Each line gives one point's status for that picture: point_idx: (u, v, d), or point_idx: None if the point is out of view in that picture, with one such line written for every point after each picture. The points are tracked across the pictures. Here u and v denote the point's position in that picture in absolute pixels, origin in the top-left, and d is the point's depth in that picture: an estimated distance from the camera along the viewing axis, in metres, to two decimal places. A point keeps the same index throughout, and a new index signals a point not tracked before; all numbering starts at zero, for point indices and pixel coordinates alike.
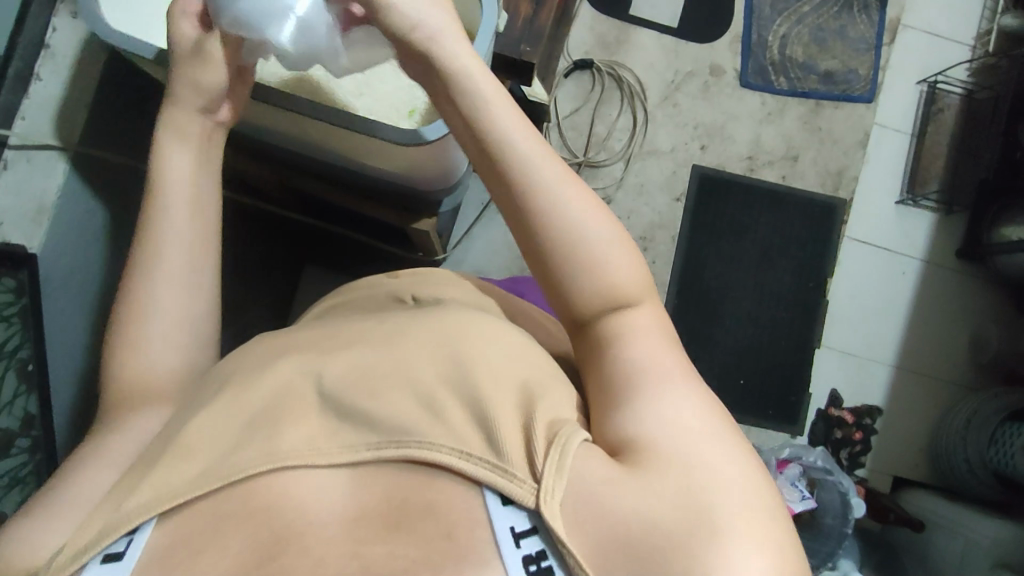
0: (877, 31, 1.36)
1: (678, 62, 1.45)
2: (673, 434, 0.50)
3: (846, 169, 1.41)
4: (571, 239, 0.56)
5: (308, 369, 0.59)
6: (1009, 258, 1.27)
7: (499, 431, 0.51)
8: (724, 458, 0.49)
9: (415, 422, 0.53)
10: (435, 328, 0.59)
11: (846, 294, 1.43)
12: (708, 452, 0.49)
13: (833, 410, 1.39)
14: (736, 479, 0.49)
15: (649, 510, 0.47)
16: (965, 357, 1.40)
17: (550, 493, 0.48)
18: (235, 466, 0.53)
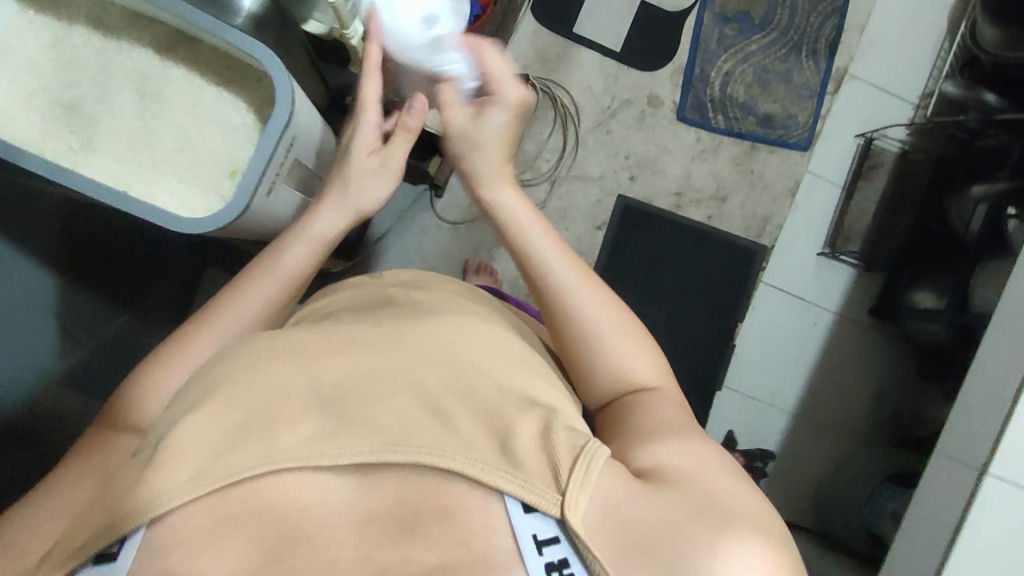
0: (821, 80, 1.35)
1: (616, 88, 1.32)
2: (688, 464, 0.47)
3: (771, 217, 1.36)
4: (583, 331, 0.59)
5: (296, 368, 0.49)
6: (916, 324, 1.28)
7: (517, 445, 0.45)
8: (728, 482, 0.47)
9: (416, 426, 0.46)
10: (433, 350, 0.51)
11: (757, 339, 1.37)
12: (699, 454, 0.48)
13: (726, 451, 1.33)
14: (738, 482, 0.47)
15: (716, 497, 0.45)
16: (866, 413, 1.38)
17: (572, 505, 0.43)
18: (228, 465, 0.43)
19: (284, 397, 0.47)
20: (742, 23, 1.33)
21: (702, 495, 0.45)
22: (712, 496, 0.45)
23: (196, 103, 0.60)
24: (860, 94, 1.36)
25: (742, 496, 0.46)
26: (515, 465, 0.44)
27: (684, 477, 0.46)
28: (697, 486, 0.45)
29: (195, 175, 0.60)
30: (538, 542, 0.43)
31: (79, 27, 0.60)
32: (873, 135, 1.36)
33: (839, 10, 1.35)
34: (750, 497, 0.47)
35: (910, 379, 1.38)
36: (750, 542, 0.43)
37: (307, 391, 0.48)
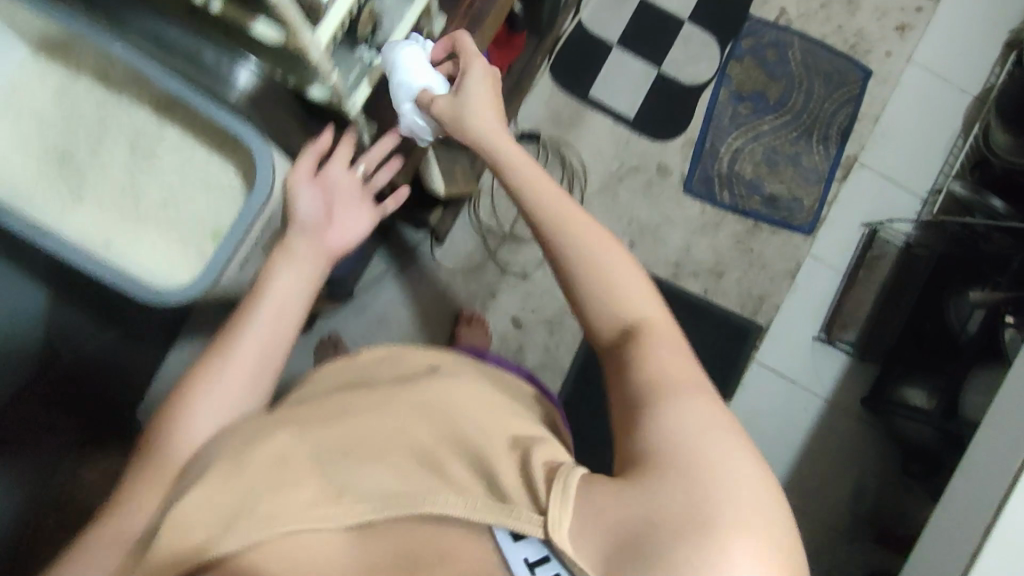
0: (830, 166, 1.35)
1: (626, 154, 1.33)
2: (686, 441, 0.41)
3: (768, 296, 1.35)
4: (594, 270, 0.52)
5: (302, 440, 0.52)
6: (905, 421, 1.26)
7: (500, 479, 0.44)
8: (744, 478, 0.40)
9: (408, 484, 0.46)
10: (420, 404, 0.52)
11: (745, 418, 1.35)
12: (706, 422, 0.42)
13: None
14: (745, 452, 0.41)
15: (720, 479, 0.39)
16: (849, 506, 1.35)
17: (555, 527, 0.40)
18: (238, 533, 0.45)
19: (287, 463, 0.50)
20: (756, 102, 1.34)
21: (695, 485, 0.39)
22: (712, 483, 0.39)
23: (187, 163, 0.64)
24: (869, 183, 1.36)
25: (752, 481, 0.40)
26: (502, 498, 0.42)
27: (674, 459, 0.40)
28: (692, 473, 0.40)
29: (176, 234, 0.64)
30: (528, 562, 0.40)
31: (85, 77, 0.63)
32: (879, 225, 1.35)
33: (854, 99, 1.36)
34: (758, 473, 0.41)
35: (895, 475, 1.36)
36: (755, 541, 0.38)
37: (307, 452, 0.51)
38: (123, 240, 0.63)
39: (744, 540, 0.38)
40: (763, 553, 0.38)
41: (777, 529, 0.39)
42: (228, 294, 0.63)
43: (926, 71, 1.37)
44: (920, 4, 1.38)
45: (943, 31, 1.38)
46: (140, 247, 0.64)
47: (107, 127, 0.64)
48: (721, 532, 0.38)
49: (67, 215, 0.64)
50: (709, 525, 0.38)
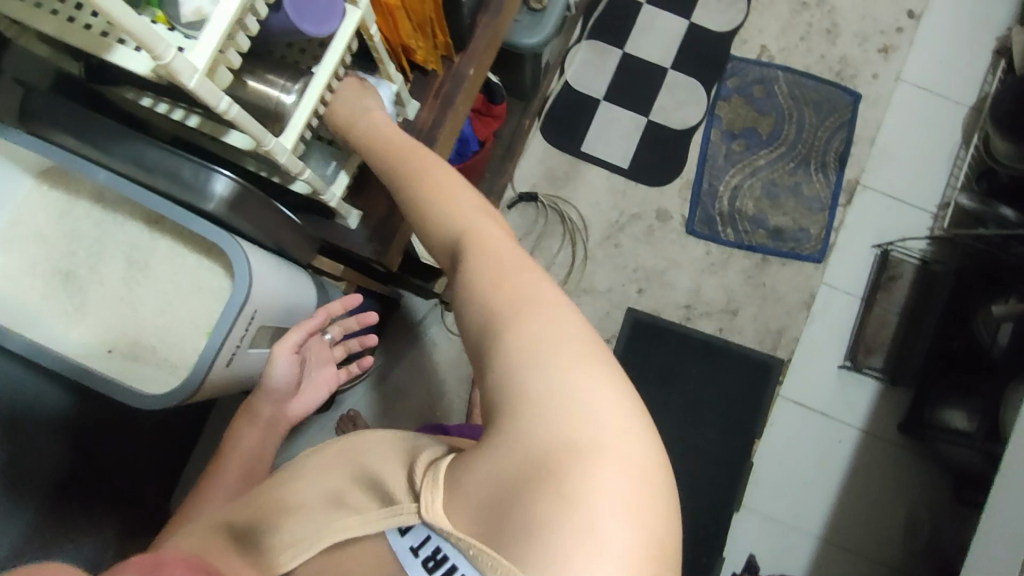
0: (832, 193, 1.34)
1: (624, 204, 1.34)
2: (531, 375, 0.42)
3: (786, 329, 1.33)
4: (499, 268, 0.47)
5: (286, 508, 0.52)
6: (948, 446, 1.22)
7: (386, 480, 0.47)
8: (600, 414, 0.42)
9: (320, 512, 0.49)
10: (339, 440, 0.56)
11: (776, 456, 1.33)
12: (552, 345, 0.43)
13: None
14: (602, 378, 0.42)
15: (575, 418, 0.41)
16: (900, 540, 1.30)
17: (427, 507, 0.43)
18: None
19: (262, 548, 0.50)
20: (749, 139, 1.35)
21: (544, 433, 0.41)
22: (565, 429, 0.41)
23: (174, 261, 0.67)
24: (874, 205, 1.34)
25: (607, 411, 0.42)
26: (391, 498, 0.46)
27: (529, 410, 0.42)
28: (541, 420, 0.41)
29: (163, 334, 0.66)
30: (413, 547, 0.44)
31: (83, 202, 0.68)
32: (890, 246, 1.33)
33: (847, 124, 1.35)
34: (618, 399, 0.42)
35: (946, 503, 1.30)
36: (611, 463, 0.40)
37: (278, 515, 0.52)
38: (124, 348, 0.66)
39: (600, 471, 0.40)
40: (623, 474, 0.40)
41: (636, 448, 0.41)
42: (228, 388, 0.66)
43: (917, 88, 1.36)
44: (902, 23, 1.38)
45: (929, 47, 1.37)
46: (139, 354, 0.66)
47: (100, 241, 0.68)
48: (574, 468, 0.40)
49: (69, 330, 0.66)
50: (562, 466, 0.40)
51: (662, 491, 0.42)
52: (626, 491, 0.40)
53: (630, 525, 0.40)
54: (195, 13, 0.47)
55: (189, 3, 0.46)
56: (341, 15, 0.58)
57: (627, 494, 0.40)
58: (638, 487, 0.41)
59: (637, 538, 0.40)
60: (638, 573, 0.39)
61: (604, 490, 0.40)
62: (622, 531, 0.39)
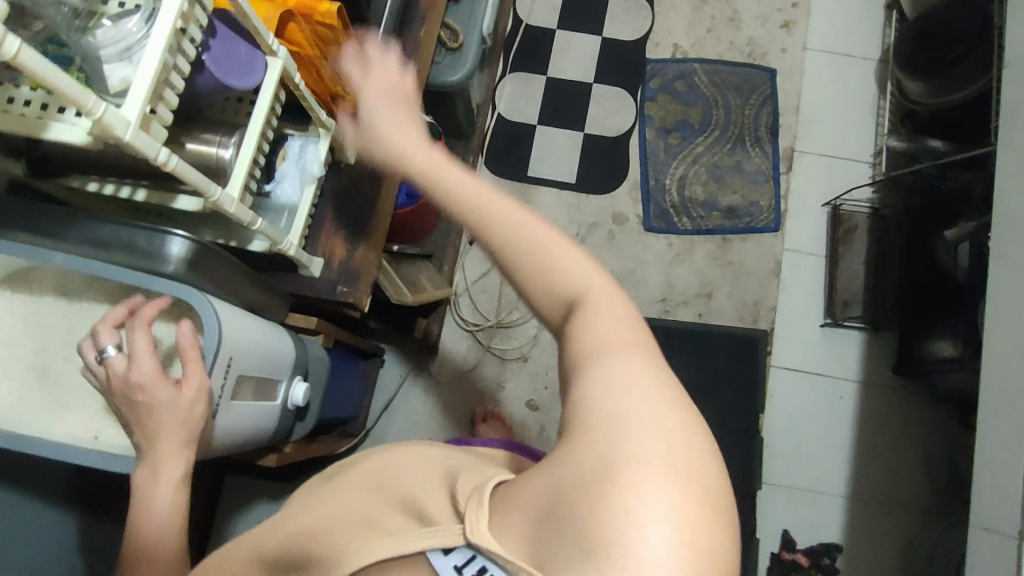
0: (773, 163, 1.39)
1: (581, 216, 1.38)
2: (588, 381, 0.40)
3: (762, 300, 1.36)
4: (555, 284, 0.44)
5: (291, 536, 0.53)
6: (942, 376, 1.23)
7: (427, 509, 0.46)
8: (658, 425, 0.38)
9: (345, 537, 0.48)
10: (369, 478, 0.55)
11: (783, 426, 1.34)
12: (614, 357, 0.40)
13: (786, 554, 1.27)
14: (659, 395, 0.39)
15: (627, 425, 0.38)
16: (923, 480, 1.30)
17: (473, 529, 0.40)
18: None
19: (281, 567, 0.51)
20: (683, 130, 1.41)
21: (598, 446, 0.38)
22: (618, 441, 0.37)
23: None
24: (815, 166, 1.40)
25: (664, 427, 0.38)
26: (433, 522, 0.44)
27: (581, 418, 0.39)
28: (596, 434, 0.38)
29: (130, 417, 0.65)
30: (457, 566, 0.41)
31: (50, 297, 0.69)
32: (838, 201, 1.38)
33: (770, 97, 1.42)
34: (673, 414, 0.38)
35: (957, 433, 1.31)
36: (663, 475, 0.36)
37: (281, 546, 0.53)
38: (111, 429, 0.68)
39: (650, 483, 0.36)
40: (678, 490, 0.35)
41: (693, 468, 0.37)
42: (223, 445, 0.66)
43: (825, 51, 1.44)
44: None
45: (827, 12, 1.45)
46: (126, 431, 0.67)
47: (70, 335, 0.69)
48: (624, 479, 0.36)
49: (51, 422, 0.67)
50: (613, 478, 0.36)
51: (721, 520, 0.36)
52: (680, 509, 0.35)
53: (684, 546, 0.34)
54: (123, 81, 0.50)
55: (114, 74, 0.50)
56: (261, 65, 0.62)
57: (681, 512, 0.35)
58: (696, 509, 0.35)
59: (693, 562, 0.34)
60: None
61: (653, 504, 0.35)
62: (678, 550, 0.34)
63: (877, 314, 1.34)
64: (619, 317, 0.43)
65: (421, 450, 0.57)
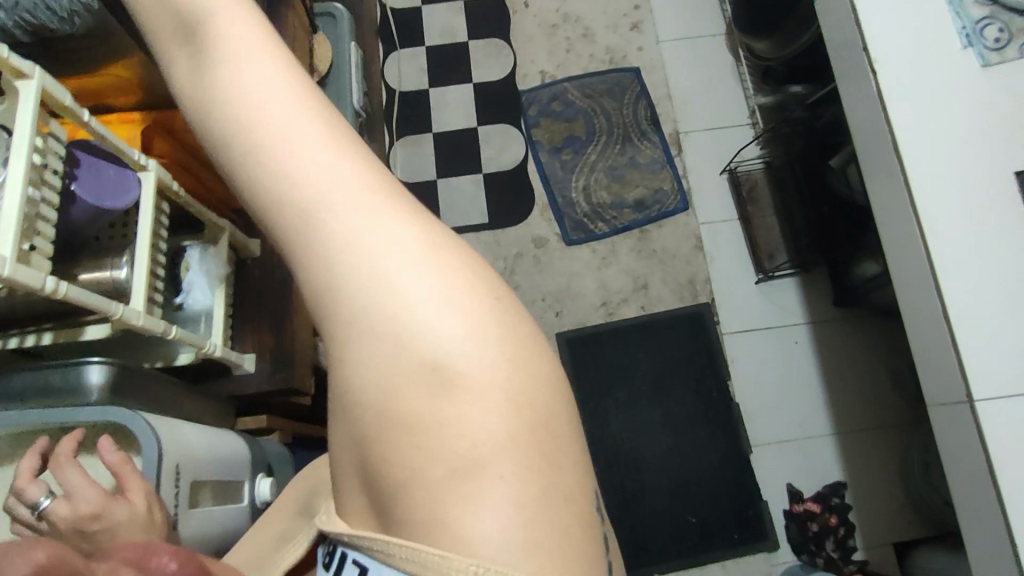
0: (663, 150, 1.46)
1: (504, 250, 1.42)
2: (352, 311, 0.33)
3: (694, 275, 1.41)
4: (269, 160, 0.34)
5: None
6: (876, 293, 1.30)
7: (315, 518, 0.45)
8: (444, 342, 0.32)
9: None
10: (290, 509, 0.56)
11: (753, 387, 1.37)
12: (371, 266, 0.32)
13: (797, 506, 1.26)
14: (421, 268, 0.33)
15: (412, 359, 0.32)
16: (894, 396, 1.36)
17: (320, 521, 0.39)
18: None
19: None
20: (574, 145, 1.47)
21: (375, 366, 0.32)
22: (385, 358, 0.32)
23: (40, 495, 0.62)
24: (702, 141, 1.47)
25: (440, 321, 0.32)
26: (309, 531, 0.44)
27: (356, 356, 0.33)
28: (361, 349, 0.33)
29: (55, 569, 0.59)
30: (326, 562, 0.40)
31: None
32: (733, 165, 1.46)
33: (641, 93, 1.50)
34: (458, 319, 0.33)
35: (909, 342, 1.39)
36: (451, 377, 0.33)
37: None
38: None
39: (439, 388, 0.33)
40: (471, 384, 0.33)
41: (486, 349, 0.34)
42: (199, 555, 0.66)
43: (677, 39, 1.53)
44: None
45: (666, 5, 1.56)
46: None
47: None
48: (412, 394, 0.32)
49: None
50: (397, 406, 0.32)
51: (527, 389, 0.34)
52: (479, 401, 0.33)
53: (500, 434, 0.33)
54: None
55: None
56: (135, 185, 0.65)
57: (481, 408, 0.33)
58: (498, 397, 0.33)
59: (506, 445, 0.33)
60: (530, 495, 0.33)
61: (454, 406, 0.32)
62: (498, 458, 0.33)
63: (801, 256, 1.39)
64: (379, 202, 0.34)
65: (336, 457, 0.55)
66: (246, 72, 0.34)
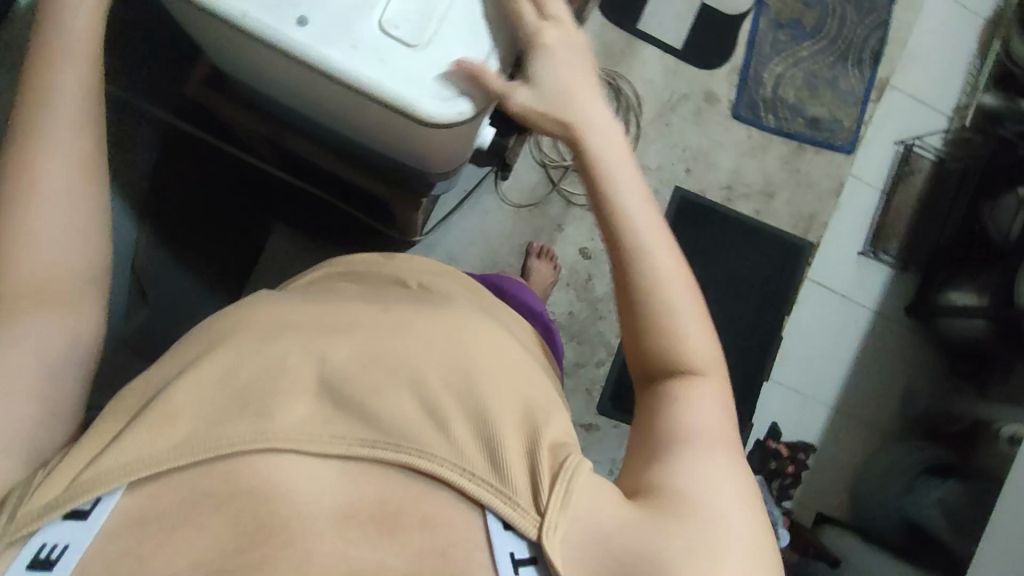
0: (865, 88, 1.42)
1: (675, 84, 1.37)
2: (700, 496, 0.45)
3: (817, 214, 1.41)
4: (664, 324, 0.51)
5: (305, 350, 0.52)
6: (953, 323, 1.36)
7: (506, 459, 0.46)
8: (741, 526, 0.45)
9: (413, 428, 0.47)
10: (443, 342, 0.54)
11: (798, 335, 1.42)
12: (728, 473, 0.47)
13: (771, 442, 1.37)
14: (720, 438, 0.49)
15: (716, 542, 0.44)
16: (897, 408, 1.46)
17: (551, 529, 0.43)
18: (200, 444, 0.44)
19: (284, 370, 0.50)
20: (794, 29, 1.40)
21: (691, 479, 0.46)
22: (695, 473, 0.46)
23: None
24: (900, 104, 1.44)
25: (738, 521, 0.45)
26: (503, 481, 0.45)
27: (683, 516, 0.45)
28: (694, 464, 0.47)
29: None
30: (514, 555, 0.43)
31: None
32: (911, 141, 1.44)
33: (882, 24, 1.43)
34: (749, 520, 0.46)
35: (939, 377, 1.47)
36: (731, 492, 0.46)
37: (310, 372, 0.51)
38: (306, 114, 0.77)
39: (721, 504, 0.45)
40: (736, 522, 0.45)
41: (746, 503, 0.46)
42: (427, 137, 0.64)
43: None
44: None
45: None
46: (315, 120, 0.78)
47: None
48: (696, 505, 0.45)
49: (258, 49, 0.62)
50: (687, 488, 0.45)
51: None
52: (741, 536, 0.45)
53: None
54: None
55: None
56: None
57: (740, 542, 0.44)
58: (749, 536, 0.45)
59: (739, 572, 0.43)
60: None
61: (732, 531, 0.44)
62: None
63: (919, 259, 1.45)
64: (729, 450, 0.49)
65: (505, 342, 0.58)
66: (687, 320, 0.51)
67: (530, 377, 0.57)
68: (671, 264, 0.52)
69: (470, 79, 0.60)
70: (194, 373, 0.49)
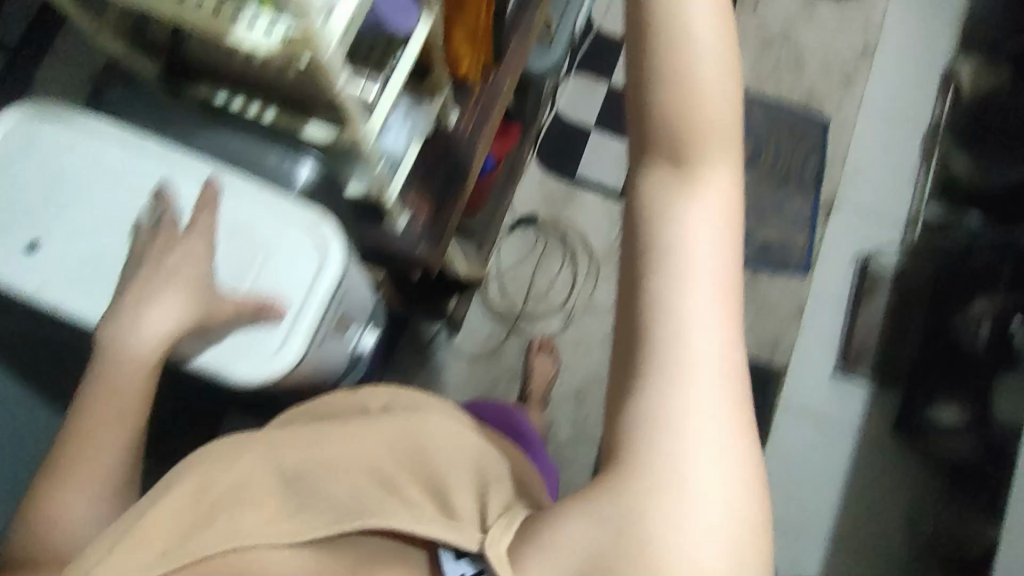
0: (812, 209, 1.42)
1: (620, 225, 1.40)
2: (658, 454, 0.40)
3: (780, 338, 1.39)
4: (665, 253, 0.40)
5: (265, 459, 0.56)
6: (940, 445, 1.29)
7: (453, 502, 0.52)
8: (716, 482, 0.40)
9: (373, 500, 0.52)
10: (393, 442, 0.60)
11: (777, 466, 1.36)
12: (713, 435, 0.40)
13: None
14: (721, 350, 0.40)
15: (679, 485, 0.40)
16: (904, 535, 1.34)
17: (494, 543, 0.46)
18: (193, 544, 0.47)
19: (248, 483, 0.53)
20: None
21: (658, 430, 0.40)
22: (666, 429, 0.40)
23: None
24: (852, 219, 1.43)
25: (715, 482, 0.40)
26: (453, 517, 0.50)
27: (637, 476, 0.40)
28: (661, 422, 0.40)
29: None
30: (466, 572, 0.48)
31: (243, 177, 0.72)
32: (868, 255, 1.41)
33: (818, 146, 1.44)
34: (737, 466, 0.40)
35: (946, 497, 1.35)
36: (710, 456, 0.40)
37: (272, 474, 0.55)
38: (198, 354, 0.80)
39: (683, 477, 0.40)
40: (716, 312, 0.40)
41: (733, 467, 0.40)
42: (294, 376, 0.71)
43: (880, 111, 1.45)
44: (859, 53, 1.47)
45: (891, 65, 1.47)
46: None
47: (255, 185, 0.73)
48: (674, 296, 0.40)
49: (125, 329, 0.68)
50: (653, 450, 0.40)
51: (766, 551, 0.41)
52: (716, 495, 0.39)
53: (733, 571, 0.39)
54: None
55: None
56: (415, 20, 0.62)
57: (717, 502, 0.39)
58: (731, 506, 0.40)
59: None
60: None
61: (699, 490, 0.40)
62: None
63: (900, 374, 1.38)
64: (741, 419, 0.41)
65: (449, 425, 0.64)
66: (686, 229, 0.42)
67: (483, 458, 0.62)
68: (660, 97, 0.40)
69: (279, 335, 0.66)
70: (156, 497, 0.50)
